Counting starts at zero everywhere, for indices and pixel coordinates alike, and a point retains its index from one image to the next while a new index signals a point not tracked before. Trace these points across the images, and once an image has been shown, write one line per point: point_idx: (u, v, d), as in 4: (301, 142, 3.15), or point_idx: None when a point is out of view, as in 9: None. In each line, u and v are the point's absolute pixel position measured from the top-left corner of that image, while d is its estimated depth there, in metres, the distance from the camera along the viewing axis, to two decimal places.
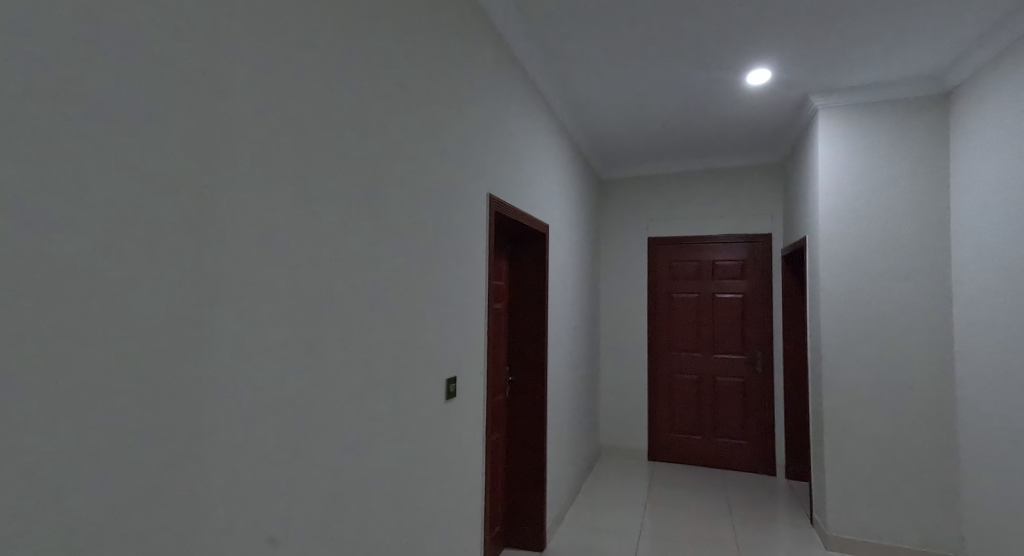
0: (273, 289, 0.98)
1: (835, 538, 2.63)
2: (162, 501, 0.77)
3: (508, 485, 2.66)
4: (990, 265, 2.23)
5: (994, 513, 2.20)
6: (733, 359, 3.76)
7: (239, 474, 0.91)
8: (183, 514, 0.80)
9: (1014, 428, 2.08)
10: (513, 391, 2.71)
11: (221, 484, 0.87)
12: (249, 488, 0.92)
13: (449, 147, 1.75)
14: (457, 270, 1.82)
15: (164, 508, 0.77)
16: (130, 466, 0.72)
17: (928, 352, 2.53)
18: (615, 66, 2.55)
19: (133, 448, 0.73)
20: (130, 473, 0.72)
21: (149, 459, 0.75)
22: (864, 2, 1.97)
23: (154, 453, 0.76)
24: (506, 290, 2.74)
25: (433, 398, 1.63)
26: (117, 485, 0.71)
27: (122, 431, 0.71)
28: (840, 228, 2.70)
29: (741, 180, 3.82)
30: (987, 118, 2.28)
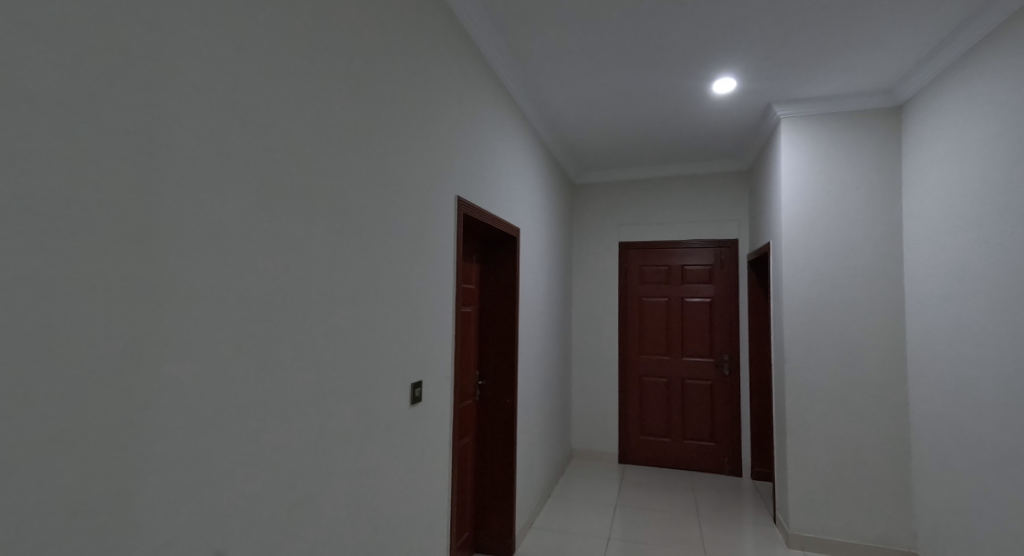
0: (224, 303, 0.98)
1: (795, 537, 2.70)
2: (106, 511, 0.78)
3: (477, 490, 2.71)
4: (938, 271, 2.32)
5: (941, 511, 2.30)
6: (702, 362, 3.86)
7: (190, 484, 0.91)
8: (134, 528, 0.82)
9: (957, 429, 2.18)
10: (483, 396, 2.75)
11: (171, 499, 0.88)
12: (200, 498, 0.93)
13: (418, 151, 1.76)
14: (424, 274, 1.82)
15: (108, 517, 0.78)
16: (72, 477, 0.74)
17: (883, 355, 2.61)
18: (582, 75, 2.60)
19: (75, 459, 0.74)
20: (71, 484, 0.73)
21: (93, 470, 0.76)
22: (821, 15, 2.03)
23: (98, 464, 0.77)
24: (476, 295, 2.77)
25: (398, 405, 1.65)
26: (58, 494, 0.72)
27: (63, 442, 0.72)
28: (800, 235, 2.77)
29: (711, 186, 3.89)
30: (935, 130, 2.37)
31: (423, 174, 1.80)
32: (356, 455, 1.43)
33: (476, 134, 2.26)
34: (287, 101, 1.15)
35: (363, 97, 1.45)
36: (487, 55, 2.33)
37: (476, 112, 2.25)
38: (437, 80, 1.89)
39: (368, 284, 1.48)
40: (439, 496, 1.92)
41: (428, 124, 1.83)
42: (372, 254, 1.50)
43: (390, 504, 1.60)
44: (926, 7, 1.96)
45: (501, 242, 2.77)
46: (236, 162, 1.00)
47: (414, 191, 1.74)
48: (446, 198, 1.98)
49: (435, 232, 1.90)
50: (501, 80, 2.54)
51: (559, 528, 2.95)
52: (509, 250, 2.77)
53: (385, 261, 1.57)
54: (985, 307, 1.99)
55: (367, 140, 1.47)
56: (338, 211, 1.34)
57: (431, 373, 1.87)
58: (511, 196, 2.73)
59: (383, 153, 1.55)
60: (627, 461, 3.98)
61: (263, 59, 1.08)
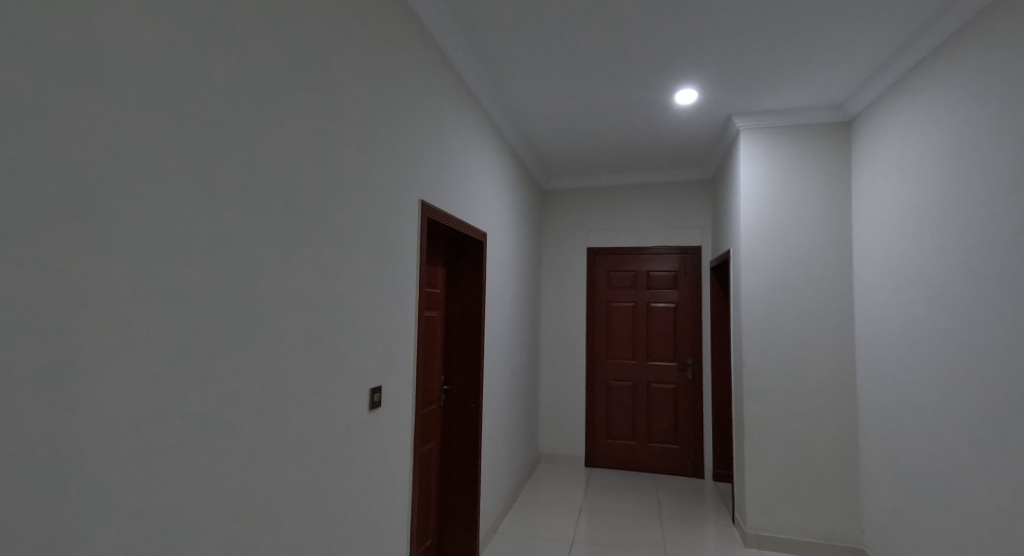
0: (168, 305, 0.95)
1: (752, 535, 2.78)
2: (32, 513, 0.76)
3: (441, 495, 2.69)
4: (884, 279, 2.44)
5: (886, 508, 2.40)
6: (667, 366, 3.93)
7: (128, 490, 0.89)
8: (62, 534, 0.79)
9: (900, 429, 2.29)
10: (448, 401, 2.74)
11: (107, 505, 0.85)
12: (139, 504, 0.91)
13: (380, 154, 1.75)
14: (385, 277, 1.80)
15: (33, 520, 0.76)
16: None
17: (836, 359, 2.72)
18: (548, 82, 2.63)
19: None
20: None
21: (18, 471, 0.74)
22: (773, 32, 2.11)
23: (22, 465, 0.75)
24: (442, 299, 2.76)
25: (356, 410, 1.63)
26: None
27: None
28: (758, 243, 2.87)
29: (676, 193, 3.98)
30: (880, 144, 2.50)
31: (385, 177, 1.79)
32: (313, 460, 1.40)
33: (441, 139, 2.26)
34: (243, 100, 1.13)
35: (324, 98, 1.43)
36: (453, 60, 2.33)
37: (441, 117, 2.26)
38: (400, 82, 1.88)
39: (327, 288, 1.46)
40: (399, 502, 1.90)
41: (391, 128, 1.83)
42: (332, 257, 1.48)
43: (347, 511, 1.57)
44: (871, 26, 2.06)
45: (468, 247, 2.78)
46: (182, 160, 0.97)
47: (376, 192, 1.72)
48: (409, 202, 1.97)
49: (398, 236, 1.89)
50: (468, 85, 2.55)
51: (524, 533, 2.94)
52: (475, 255, 2.77)
53: (345, 264, 1.55)
54: (928, 312, 2.10)
55: (328, 142, 1.45)
56: (296, 212, 1.31)
57: (391, 377, 1.85)
58: (478, 200, 2.73)
59: (344, 155, 1.53)
60: (594, 464, 4.02)
61: (216, 56, 1.05)
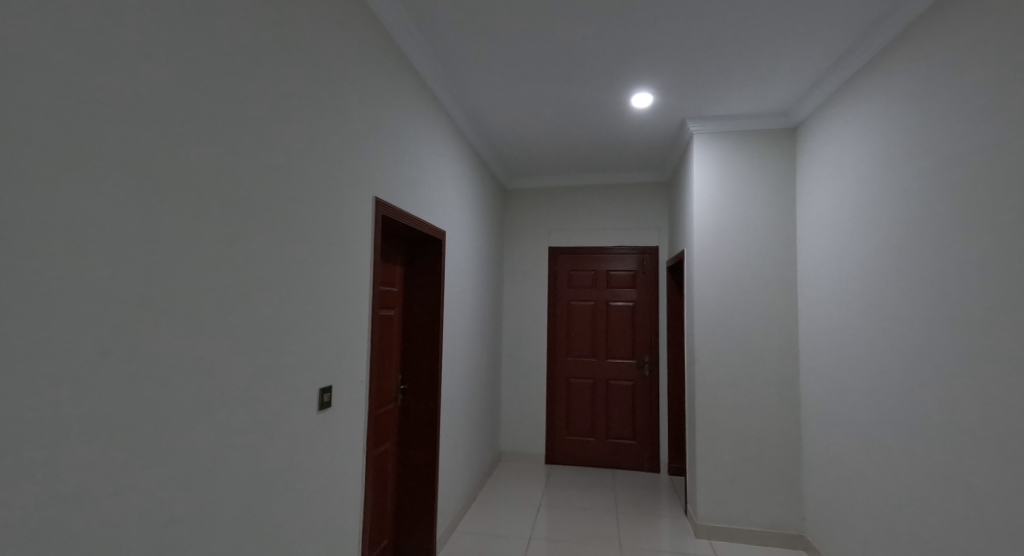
0: (81, 304, 0.89)
1: (702, 526, 2.88)
2: None
3: (398, 495, 2.67)
4: (824, 278, 2.57)
5: (824, 495, 2.54)
6: (625, 363, 4.02)
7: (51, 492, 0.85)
8: None
9: (838, 420, 2.42)
10: (405, 401, 2.72)
11: (24, 509, 0.82)
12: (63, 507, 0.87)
13: (333, 150, 1.71)
14: (337, 275, 1.77)
15: None
16: None
17: (781, 356, 2.85)
18: (507, 83, 2.64)
19: None
20: None
21: None
22: (721, 40, 2.19)
23: None
24: (399, 298, 2.73)
25: (305, 411, 1.58)
26: None
27: None
28: (710, 244, 2.96)
29: (634, 195, 4.08)
30: (821, 151, 2.63)
31: (338, 175, 1.75)
32: (257, 463, 1.35)
33: (398, 136, 2.24)
34: (178, 90, 1.08)
35: (273, 92, 1.39)
36: (412, 58, 2.32)
37: (398, 114, 2.23)
38: (355, 77, 1.85)
39: (274, 286, 1.41)
40: (351, 504, 1.87)
41: (345, 124, 1.79)
42: (279, 256, 1.43)
43: (294, 516, 1.53)
44: (813, 37, 2.17)
45: (426, 245, 2.76)
46: (98, 151, 0.92)
47: (328, 188, 1.69)
48: (363, 200, 1.94)
49: (350, 234, 1.85)
50: (426, 83, 2.53)
51: (483, 531, 2.95)
52: (433, 253, 2.76)
53: (294, 262, 1.51)
54: (864, 311, 2.22)
55: (277, 137, 1.40)
56: (239, 208, 1.26)
57: (342, 378, 1.81)
58: (436, 199, 2.72)
59: (294, 150, 1.49)
60: (554, 462, 4.07)
61: (143, 44, 1.00)
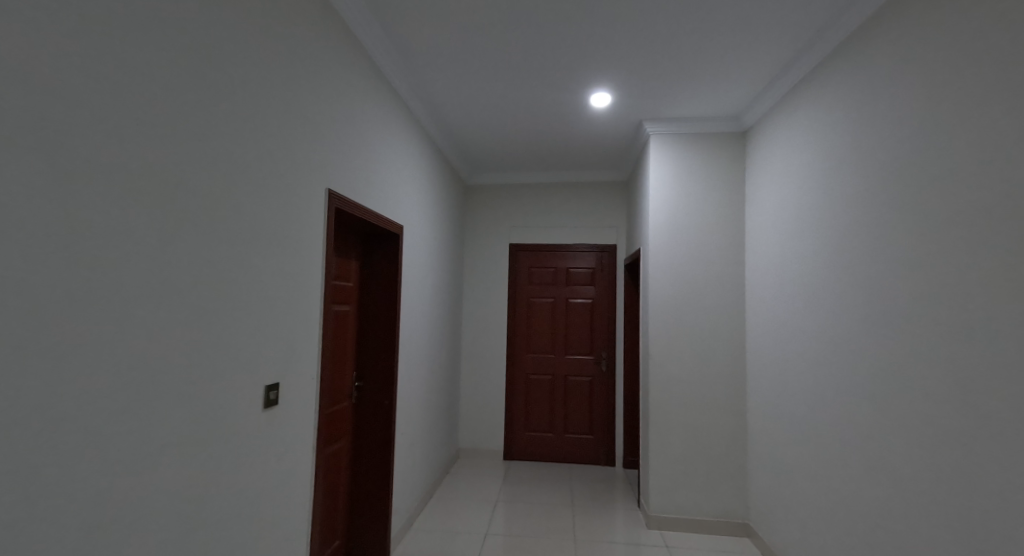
0: None
1: (654, 516, 2.97)
2: None
3: (351, 494, 2.61)
4: (769, 277, 2.69)
5: (767, 484, 2.66)
6: (583, 360, 4.08)
7: None
8: None
9: (780, 412, 2.55)
10: (359, 398, 2.66)
11: None
12: None
13: (282, 137, 1.64)
14: (286, 268, 1.69)
15: None
16: None
17: (730, 351, 2.96)
18: (468, 78, 2.62)
19: None
20: None
21: None
22: (674, 43, 2.25)
23: None
24: (355, 293, 2.67)
25: (249, 409, 1.51)
26: None
27: None
28: (665, 243, 3.04)
29: (594, 194, 4.14)
30: (769, 155, 2.75)
31: (288, 163, 1.67)
32: (193, 463, 1.28)
33: (353, 126, 2.17)
34: (92, 63, 1.01)
35: (209, 72, 1.30)
36: (370, 49, 2.26)
37: (355, 104, 2.17)
38: (308, 63, 1.78)
39: (214, 278, 1.34)
40: (301, 505, 1.80)
41: (296, 110, 1.72)
42: (220, 245, 1.36)
43: (236, 519, 1.45)
44: (761, 44, 2.25)
45: (383, 240, 2.71)
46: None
47: (277, 177, 1.61)
48: (316, 190, 1.87)
49: (302, 225, 1.78)
50: (385, 76, 2.48)
51: (439, 528, 2.93)
52: (390, 248, 2.71)
53: (238, 253, 1.44)
54: (806, 308, 2.34)
55: (214, 119, 1.33)
56: (168, 193, 1.18)
57: (292, 375, 1.74)
58: (394, 192, 2.67)
59: (235, 135, 1.41)
60: (512, 457, 4.08)
61: (35, 10, 0.92)
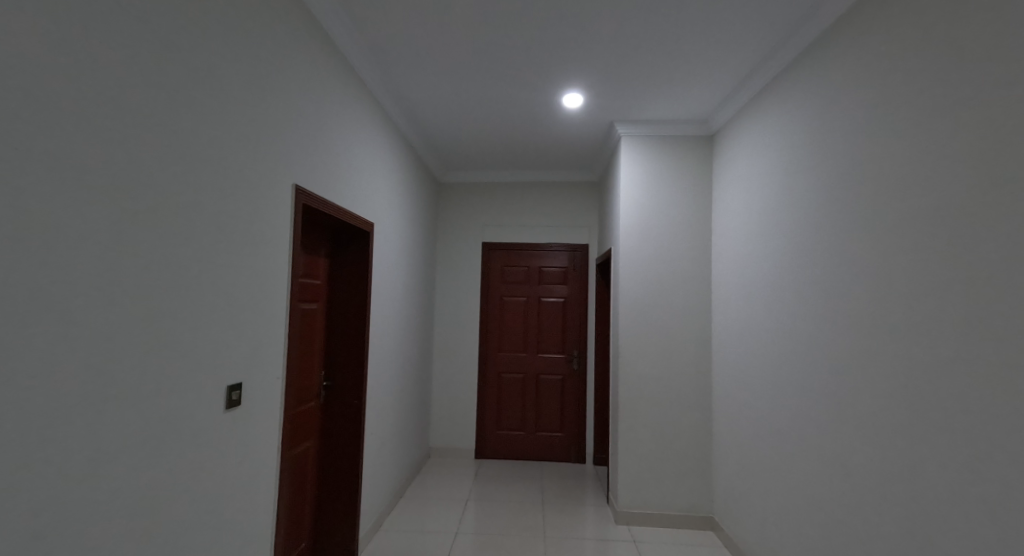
0: None
1: (622, 511, 3.02)
2: None
3: (318, 494, 2.57)
4: (734, 276, 2.77)
5: (730, 477, 2.74)
6: (555, 358, 4.11)
7: None
8: None
9: (743, 408, 2.63)
10: (327, 398, 2.62)
11: None
12: None
13: (247, 130, 1.59)
14: (251, 265, 1.65)
15: None
16: None
17: (697, 349, 3.03)
18: (440, 76, 2.60)
19: None
20: None
21: None
22: (644, 47, 2.29)
23: None
24: (323, 291, 2.62)
25: (208, 411, 1.46)
26: None
27: None
28: (635, 243, 3.10)
29: (566, 194, 4.18)
30: (734, 158, 2.83)
31: (252, 156, 1.62)
32: (148, 467, 1.23)
33: (323, 121, 2.13)
34: (44, 47, 0.96)
35: (166, 60, 1.25)
36: (341, 42, 2.22)
37: (323, 97, 2.12)
38: (275, 55, 1.74)
39: (172, 274, 1.29)
40: (266, 507, 1.76)
41: (261, 102, 1.66)
42: (178, 241, 1.31)
43: (195, 524, 1.41)
44: (728, 49, 2.32)
45: (352, 237, 2.67)
46: None
47: (241, 172, 1.57)
48: (282, 185, 1.82)
49: (267, 221, 1.73)
50: (356, 70, 2.43)
51: (409, 527, 2.90)
52: (360, 245, 2.67)
53: (198, 248, 1.39)
54: (768, 307, 2.42)
55: (171, 109, 1.27)
56: (121, 186, 1.13)
57: (256, 375, 1.69)
58: (364, 189, 2.63)
59: (196, 126, 1.36)
60: (484, 456, 4.09)
61: None
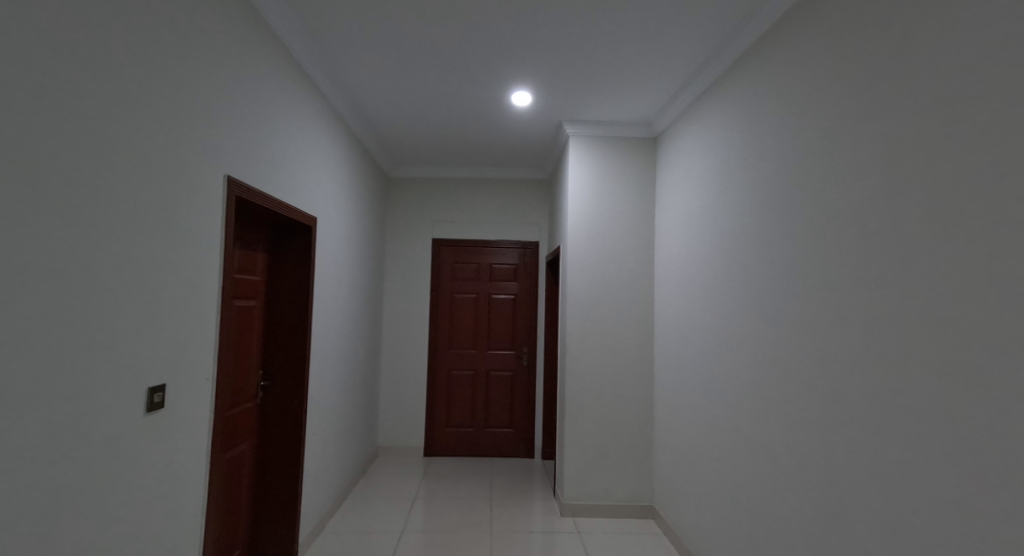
0: None
1: (567, 504, 3.08)
2: None
3: (255, 499, 2.48)
4: (675, 274, 2.88)
5: (669, 467, 2.86)
6: (505, 355, 4.13)
7: None
8: None
9: (682, 401, 2.74)
10: (265, 398, 2.52)
11: None
12: None
13: (174, 116, 1.49)
14: (178, 260, 1.56)
15: None
16: None
17: (640, 344, 3.14)
18: (387, 70, 2.55)
19: None
20: None
21: None
22: (590, 48, 2.34)
23: None
24: (261, 287, 2.51)
25: (126, 415, 1.36)
26: None
27: None
28: (583, 241, 3.16)
29: (517, 192, 4.20)
30: (676, 160, 2.94)
31: (179, 143, 1.52)
32: (53, 476, 1.13)
33: (262, 110, 2.04)
34: None
35: (79, 36, 1.16)
36: (281, 31, 2.13)
37: (260, 84, 2.01)
38: (207, 38, 1.64)
39: (82, 268, 1.19)
40: (194, 514, 1.67)
41: (189, 87, 1.56)
42: (89, 233, 1.21)
43: (111, 537, 1.31)
44: (668, 54, 2.40)
45: (293, 232, 2.57)
46: None
47: (168, 161, 1.47)
48: (213, 175, 1.72)
49: (197, 212, 1.64)
50: (298, 60, 2.35)
51: (353, 529, 2.84)
52: (301, 240, 2.58)
53: (114, 241, 1.29)
54: (706, 303, 2.52)
55: (85, 90, 1.18)
56: (24, 171, 1.04)
57: (182, 376, 1.60)
58: (306, 182, 2.53)
59: (111, 109, 1.26)
60: (433, 454, 4.06)
61: None
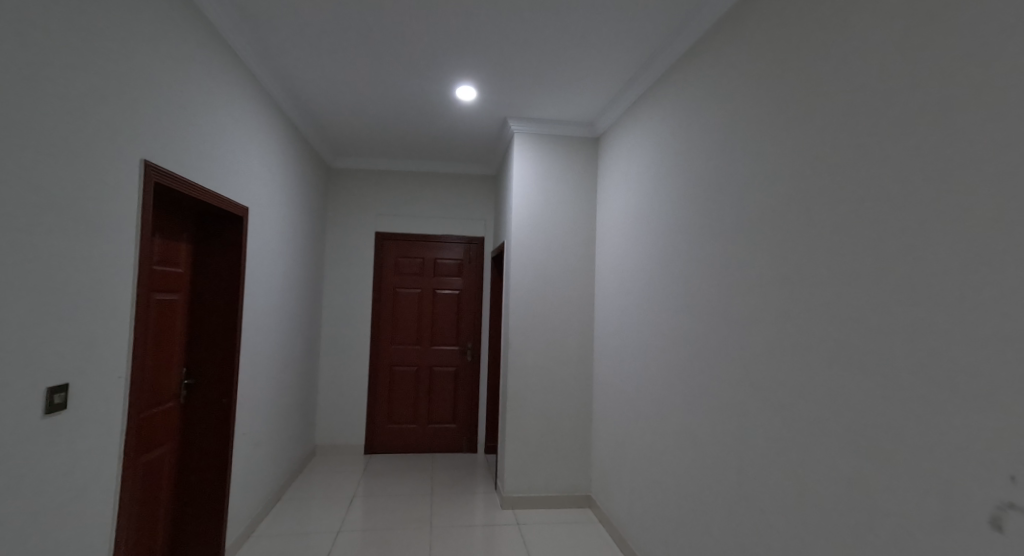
0: None
1: (507, 497, 3.13)
2: None
3: (176, 505, 2.33)
4: (614, 270, 2.98)
5: (605, 456, 2.96)
6: (449, 350, 4.12)
7: None
8: None
9: (618, 393, 2.84)
10: (188, 397, 2.37)
11: None
12: None
13: (80, 93, 1.37)
14: (87, 249, 1.44)
15: None
16: None
17: (581, 338, 3.22)
18: (327, 57, 2.46)
19: None
20: None
21: None
22: (533, 46, 2.37)
23: None
24: (185, 280, 2.35)
25: (22, 417, 1.24)
26: None
27: None
28: (526, 237, 3.19)
29: (463, 187, 4.18)
30: (616, 160, 3.03)
31: (87, 123, 1.40)
32: None
33: (187, 91, 1.92)
34: None
35: None
36: (209, 9, 2.00)
37: (185, 64, 1.89)
38: (121, 11, 1.52)
39: None
40: (105, 521, 1.56)
41: (100, 61, 1.44)
42: None
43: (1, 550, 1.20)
44: (609, 56, 2.47)
45: (222, 222, 2.44)
46: None
47: (73, 141, 1.35)
48: (128, 159, 1.59)
49: (110, 198, 1.52)
50: (229, 41, 2.22)
51: (286, 530, 2.74)
52: (231, 231, 2.45)
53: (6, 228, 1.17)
54: (641, 300, 2.63)
55: None
56: None
57: (90, 375, 1.48)
58: (237, 170, 2.40)
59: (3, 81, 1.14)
60: (374, 451, 3.98)
61: None
